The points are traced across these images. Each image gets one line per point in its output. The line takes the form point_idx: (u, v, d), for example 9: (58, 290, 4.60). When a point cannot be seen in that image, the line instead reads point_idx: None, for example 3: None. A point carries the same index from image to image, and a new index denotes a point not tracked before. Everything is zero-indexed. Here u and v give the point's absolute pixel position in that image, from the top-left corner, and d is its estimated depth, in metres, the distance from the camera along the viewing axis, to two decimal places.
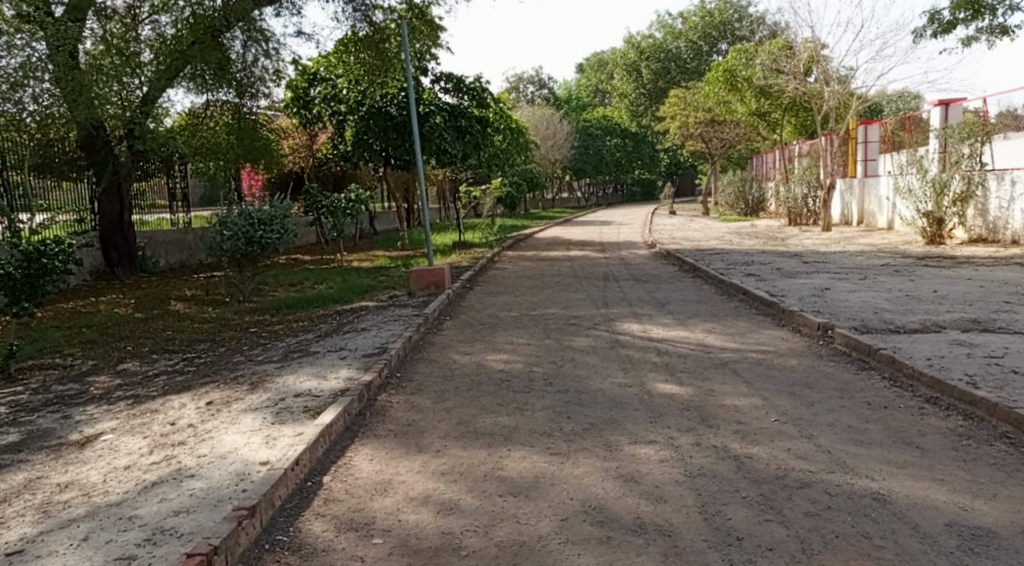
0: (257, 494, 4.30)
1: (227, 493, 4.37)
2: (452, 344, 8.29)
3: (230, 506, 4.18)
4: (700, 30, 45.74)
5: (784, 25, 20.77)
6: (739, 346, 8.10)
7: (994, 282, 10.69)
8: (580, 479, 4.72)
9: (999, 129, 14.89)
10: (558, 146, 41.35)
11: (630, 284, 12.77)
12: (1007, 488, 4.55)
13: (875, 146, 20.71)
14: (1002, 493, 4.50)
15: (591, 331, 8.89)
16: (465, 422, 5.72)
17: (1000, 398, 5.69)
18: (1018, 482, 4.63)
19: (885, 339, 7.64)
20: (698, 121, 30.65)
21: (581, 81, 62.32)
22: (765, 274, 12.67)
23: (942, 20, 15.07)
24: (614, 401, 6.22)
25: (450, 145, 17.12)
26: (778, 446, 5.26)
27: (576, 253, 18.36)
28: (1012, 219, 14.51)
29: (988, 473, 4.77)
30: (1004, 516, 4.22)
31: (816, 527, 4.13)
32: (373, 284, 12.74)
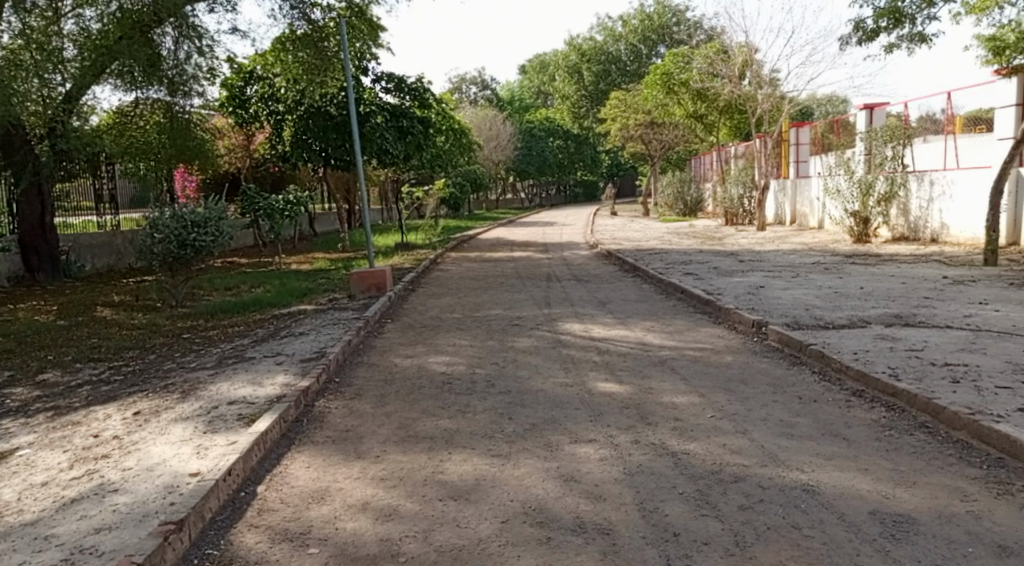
0: (185, 507, 4.23)
1: (152, 507, 4.29)
2: (393, 347, 8.26)
3: (155, 521, 4.12)
4: (640, 33, 46.26)
5: (719, 29, 21.12)
6: (677, 345, 8.24)
7: (916, 278, 11.10)
8: (520, 480, 4.76)
9: (920, 132, 15.47)
10: (501, 147, 41.53)
11: (572, 284, 12.90)
12: (926, 476, 4.74)
13: (806, 147, 21.44)
14: (921, 480, 4.69)
15: (533, 331, 8.95)
16: (405, 426, 5.70)
17: (920, 390, 5.91)
18: (938, 470, 4.82)
19: (815, 334, 7.88)
20: (638, 123, 31.13)
21: (524, 82, 62.50)
22: (702, 273, 12.89)
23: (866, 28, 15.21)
24: (555, 401, 6.29)
25: (391, 145, 16.99)
26: (713, 441, 5.38)
27: (519, 254, 18.43)
28: (930, 219, 15.07)
29: (909, 461, 4.96)
30: (923, 503, 4.40)
31: (749, 519, 4.25)
32: (312, 287, 12.61)
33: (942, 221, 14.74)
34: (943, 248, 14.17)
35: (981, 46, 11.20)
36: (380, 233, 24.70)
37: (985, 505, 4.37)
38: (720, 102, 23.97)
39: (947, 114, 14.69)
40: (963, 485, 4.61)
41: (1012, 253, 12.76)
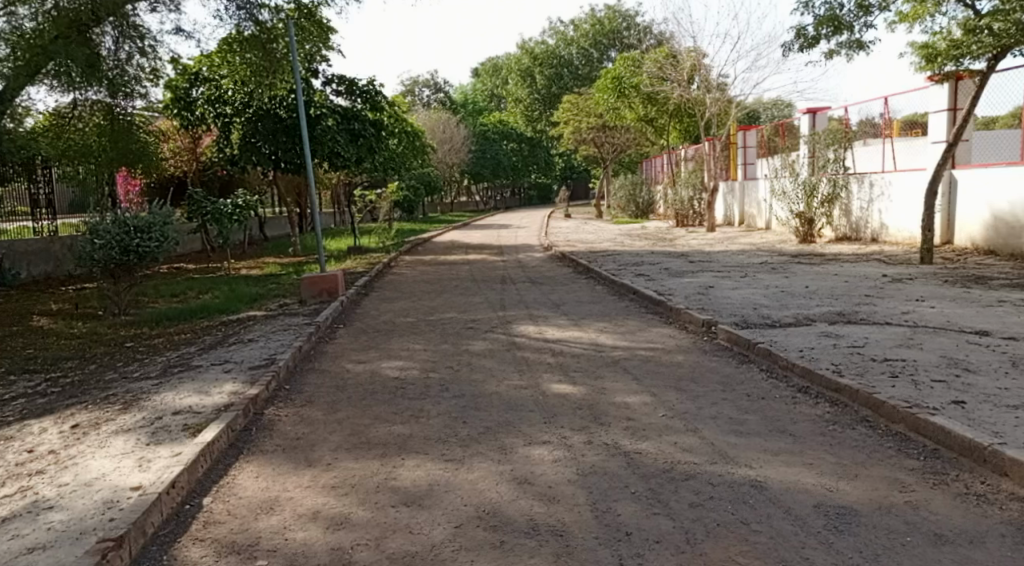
0: (126, 523, 4.14)
1: (91, 524, 4.20)
2: (345, 353, 8.20)
3: (95, 538, 4.03)
4: (591, 38, 46.61)
5: (668, 34, 21.36)
6: (629, 345, 8.32)
7: (858, 277, 11.38)
8: (473, 484, 4.77)
9: (860, 136, 15.83)
10: (455, 150, 41.45)
11: (526, 287, 12.94)
12: (868, 469, 4.87)
13: (753, 151, 21.98)
14: (863, 473, 4.81)
15: (488, 334, 8.96)
16: (358, 432, 5.66)
17: (862, 385, 6.07)
18: (879, 462, 4.95)
19: (763, 333, 8.03)
20: (590, 126, 31.38)
21: (477, 84, 62.49)
22: (653, 274, 13.04)
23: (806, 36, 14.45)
24: (509, 404, 6.30)
25: (343, 148, 16.87)
26: (664, 440, 5.45)
27: (474, 257, 18.42)
28: (871, 220, 15.44)
29: (852, 455, 5.09)
30: (865, 495, 4.52)
31: (700, 517, 4.31)
32: (262, 292, 12.44)
33: (882, 221, 15.10)
34: (883, 248, 14.48)
35: (915, 54, 11.51)
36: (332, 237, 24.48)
37: (923, 495, 4.50)
38: (669, 105, 24.27)
39: (885, 118, 15.03)
40: (902, 476, 4.75)
41: (947, 252, 13.13)
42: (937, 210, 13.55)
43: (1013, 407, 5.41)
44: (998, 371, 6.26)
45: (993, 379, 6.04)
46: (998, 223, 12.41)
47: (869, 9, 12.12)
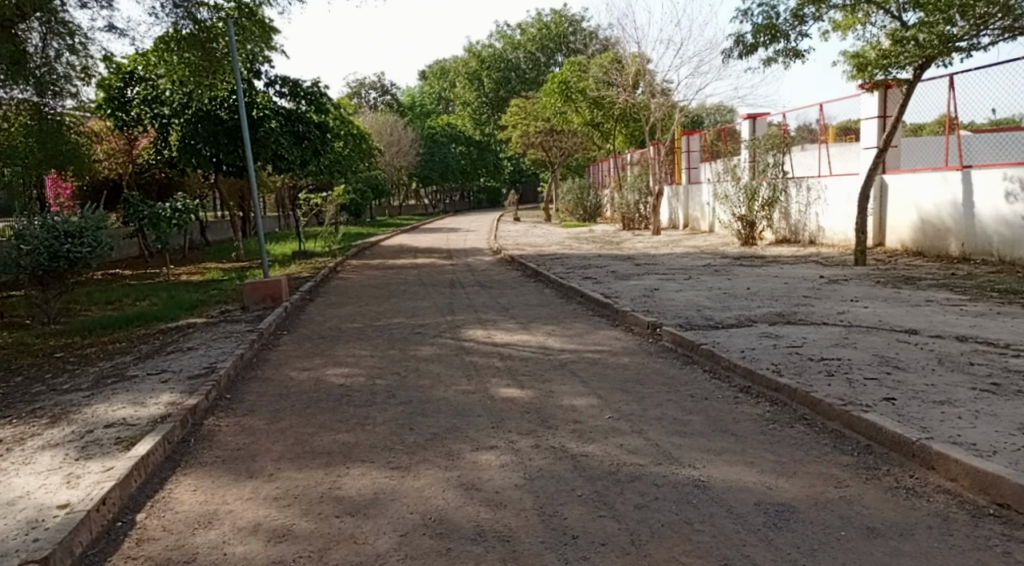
0: (53, 543, 4.02)
1: (16, 545, 4.06)
2: (289, 360, 8.08)
3: (19, 560, 3.90)
4: (538, 42, 46.82)
5: (614, 39, 21.52)
6: (576, 348, 8.37)
7: (796, 278, 11.63)
8: (419, 491, 4.74)
9: (798, 141, 16.20)
10: (402, 152, 41.19)
11: (474, 290, 12.93)
12: (806, 466, 4.98)
13: (696, 156, 22.23)
14: (801, 470, 4.92)
15: (436, 339, 8.92)
16: (301, 441, 5.59)
17: (800, 384, 6.20)
18: (816, 460, 5.07)
19: (706, 334, 8.15)
20: (538, 130, 31.52)
21: (424, 87, 62.24)
22: (600, 277, 13.13)
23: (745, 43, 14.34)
24: (457, 409, 6.28)
25: (287, 150, 16.58)
26: (610, 442, 5.49)
27: (423, 260, 18.34)
28: (809, 222, 15.81)
29: (790, 453, 5.20)
30: (803, 492, 4.62)
31: (644, 518, 4.36)
32: (203, 299, 12.19)
33: (819, 224, 15.48)
34: (819, 250, 14.83)
35: (848, 62, 11.79)
36: (276, 242, 24.10)
37: (856, 490, 4.62)
38: (615, 109, 24.49)
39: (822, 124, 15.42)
40: (838, 472, 4.87)
41: (879, 254, 13.53)
42: (869, 213, 13.96)
43: (940, 402, 5.59)
44: (926, 368, 6.46)
45: (923, 376, 6.24)
46: (925, 225, 12.84)
47: (803, 19, 12.43)
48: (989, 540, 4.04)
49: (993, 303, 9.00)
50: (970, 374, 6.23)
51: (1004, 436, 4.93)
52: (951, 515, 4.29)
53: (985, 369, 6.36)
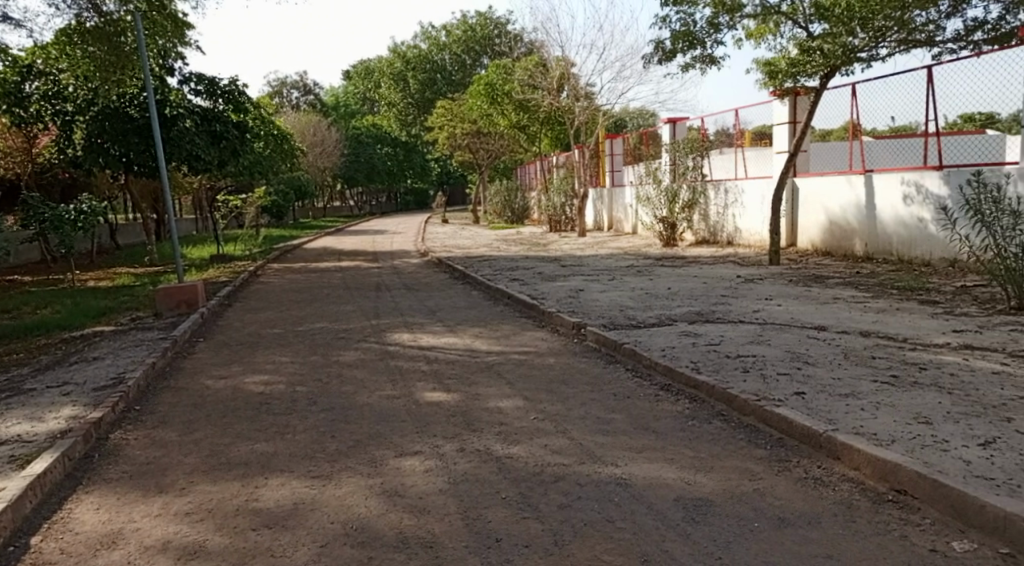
0: None
1: None
2: (204, 368, 7.83)
3: None
4: (463, 44, 46.81)
5: (538, 43, 21.64)
6: (503, 349, 8.36)
7: (715, 278, 11.90)
8: (340, 500, 4.64)
9: (717, 145, 16.59)
10: (326, 153, 40.58)
11: (400, 293, 12.81)
12: (723, 460, 5.08)
13: (620, 158, 22.67)
14: (719, 465, 5.01)
15: (359, 343, 8.79)
16: (216, 453, 5.42)
17: (717, 381, 6.33)
18: (731, 454, 5.17)
19: (629, 333, 8.24)
20: (464, 132, 31.49)
21: (348, 87, 61.44)
22: (527, 279, 13.17)
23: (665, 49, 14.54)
24: (381, 415, 6.20)
25: (203, 150, 16.09)
26: (535, 443, 5.50)
27: (347, 263, 18.09)
28: (726, 224, 16.22)
29: (708, 448, 5.30)
30: (720, 486, 4.71)
31: (567, 518, 4.36)
32: (112, 306, 11.72)
33: (736, 225, 15.90)
34: (736, 250, 15.23)
35: (759, 70, 12.10)
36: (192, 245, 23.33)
37: (770, 482, 4.74)
38: (540, 113, 24.67)
39: (737, 129, 15.82)
40: (752, 465, 4.98)
41: (791, 254, 13.93)
42: (782, 215, 14.40)
43: (846, 395, 5.78)
44: (833, 362, 6.68)
45: (830, 370, 6.45)
46: (832, 225, 13.29)
47: (719, 27, 12.70)
48: (889, 525, 4.17)
49: (895, 299, 9.36)
50: (873, 368, 6.46)
51: (902, 425, 5.12)
52: (854, 503, 4.43)
53: (886, 362, 6.62)
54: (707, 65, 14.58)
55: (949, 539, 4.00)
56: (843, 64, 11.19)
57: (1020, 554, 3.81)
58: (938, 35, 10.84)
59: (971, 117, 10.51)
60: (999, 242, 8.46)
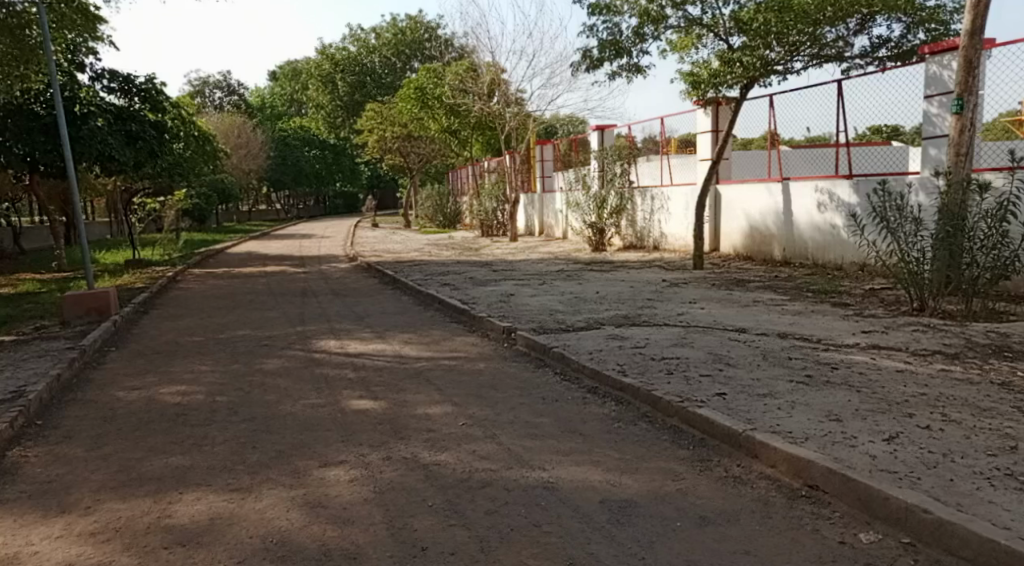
0: None
1: None
2: (116, 380, 7.53)
3: None
4: (393, 47, 46.47)
5: (469, 47, 21.61)
6: (432, 355, 8.28)
7: (642, 282, 12.06)
8: (260, 513, 4.51)
9: (644, 152, 16.74)
10: (251, 155, 39.72)
11: (327, 299, 12.60)
12: (648, 461, 5.12)
13: (550, 164, 22.86)
14: (644, 466, 5.06)
15: (284, 351, 8.59)
16: (127, 468, 5.20)
17: (642, 383, 6.39)
18: (656, 455, 5.22)
19: (557, 337, 8.27)
20: (394, 135, 31.25)
21: (274, 87, 60.29)
22: (458, 284, 13.10)
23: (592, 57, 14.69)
24: (305, 424, 6.06)
25: (119, 152, 15.41)
26: (463, 449, 5.45)
27: (273, 268, 17.72)
28: (653, 229, 16.50)
29: (633, 449, 5.33)
30: (645, 487, 4.74)
31: (494, 523, 4.33)
32: (15, 314, 11.18)
33: (662, 231, 16.18)
34: (661, 255, 15.49)
35: (683, 81, 12.31)
36: (104, 251, 22.38)
37: (692, 482, 4.79)
38: (471, 118, 24.66)
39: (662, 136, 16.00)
40: (675, 466, 5.03)
41: (713, 259, 14.21)
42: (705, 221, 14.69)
43: (764, 395, 5.90)
44: (752, 364, 6.82)
45: (750, 371, 6.58)
46: (753, 231, 13.61)
47: (644, 37, 12.88)
48: (802, 519, 4.27)
49: (810, 302, 9.63)
50: (789, 368, 6.63)
51: (815, 423, 5.25)
52: (770, 499, 4.51)
53: (801, 362, 6.79)
54: (633, 74, 14.80)
55: (856, 531, 4.12)
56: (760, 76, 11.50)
57: (920, 543, 3.95)
58: (847, 51, 11.31)
59: (879, 129, 10.95)
60: (902, 247, 8.71)
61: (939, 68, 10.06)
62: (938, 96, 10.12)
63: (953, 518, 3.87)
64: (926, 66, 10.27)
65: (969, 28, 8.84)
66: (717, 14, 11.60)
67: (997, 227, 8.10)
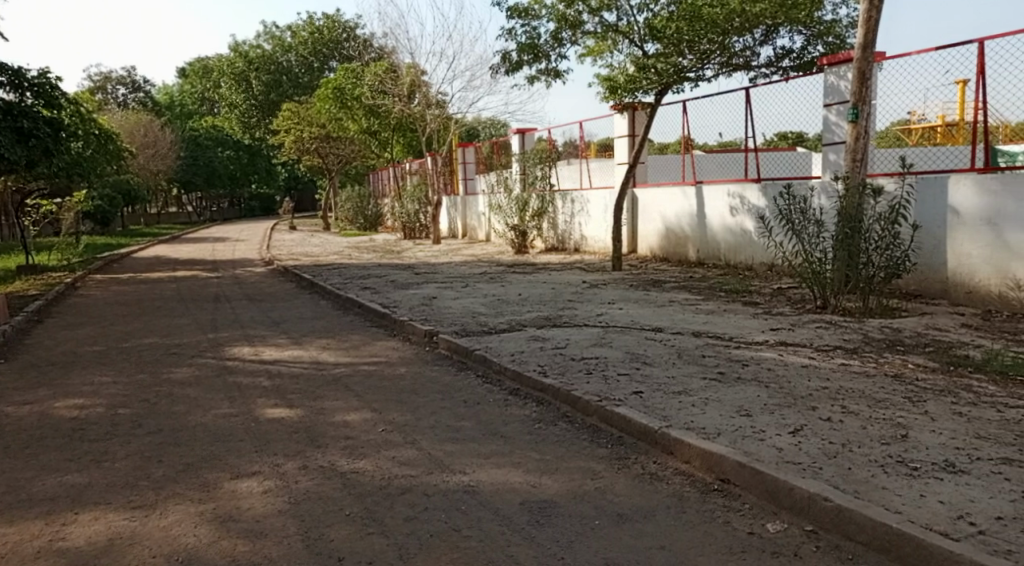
0: None
1: None
2: (8, 394, 7.14)
3: None
4: (310, 45, 45.72)
5: (388, 48, 21.39)
6: (351, 361, 8.14)
7: (562, 284, 12.15)
8: (166, 531, 4.34)
9: (565, 155, 16.91)
10: (159, 156, 38.41)
11: (242, 304, 12.27)
12: (567, 461, 5.14)
13: (472, 167, 22.85)
14: (563, 466, 5.07)
15: (194, 359, 8.31)
16: (19, 489, 4.93)
17: (562, 383, 6.42)
18: (576, 454, 5.25)
19: (478, 340, 8.24)
20: (312, 136, 30.73)
21: (183, 85, 58.45)
22: (379, 287, 12.95)
23: (508, 59, 14.68)
24: (216, 435, 5.87)
25: (10, 150, 14.63)
26: (383, 456, 5.36)
27: (184, 273, 17.15)
28: (573, 232, 16.66)
29: (553, 450, 5.35)
30: (565, 487, 4.75)
31: (413, 530, 4.27)
32: None
33: (582, 233, 16.35)
34: (582, 256, 15.66)
35: (600, 85, 12.44)
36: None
37: (610, 480, 4.83)
38: (391, 119, 24.45)
39: (581, 140, 16.18)
40: (594, 464, 5.07)
41: (631, 260, 14.43)
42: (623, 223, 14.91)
43: (677, 392, 6.01)
44: (668, 362, 6.94)
45: (666, 369, 6.69)
46: (668, 234, 13.91)
47: (561, 41, 12.96)
48: (714, 512, 4.35)
49: (723, 301, 9.87)
50: (702, 365, 6.76)
51: (726, 419, 5.37)
52: (685, 494, 4.59)
53: (714, 360, 6.95)
54: (551, 78, 14.87)
55: (764, 521, 4.22)
56: (674, 82, 11.84)
57: (822, 530, 4.07)
58: (755, 59, 11.61)
59: (784, 135, 11.33)
60: (805, 248, 9.02)
61: (837, 78, 10.48)
62: (836, 104, 10.51)
63: (850, 505, 4.01)
64: (825, 76, 10.68)
65: (861, 42, 9.18)
66: (632, 21, 11.78)
67: (890, 228, 8.48)
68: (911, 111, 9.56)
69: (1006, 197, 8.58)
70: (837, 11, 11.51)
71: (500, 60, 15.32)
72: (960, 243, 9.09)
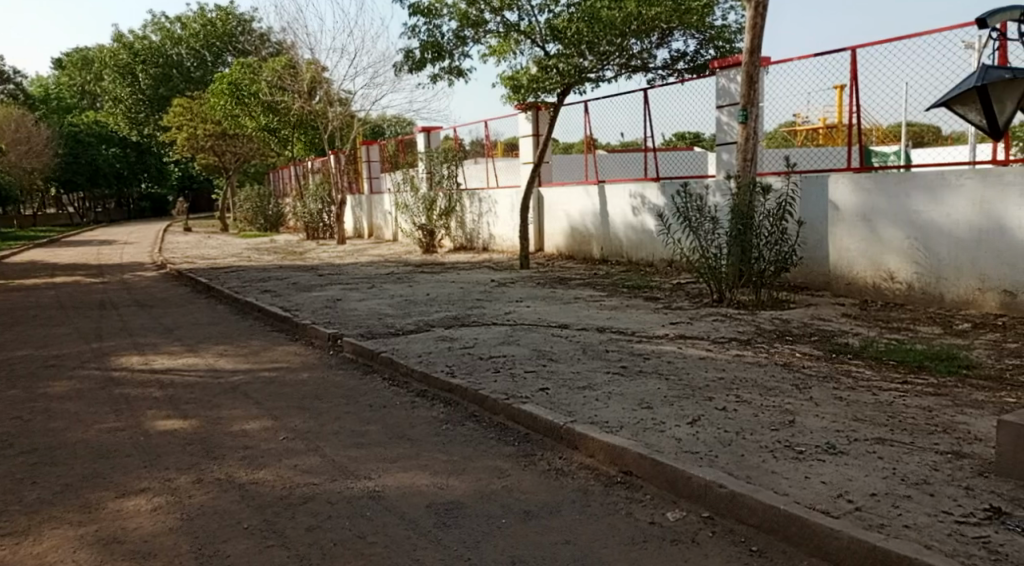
0: None
1: None
2: None
3: None
4: (202, 38, 43.88)
5: (288, 42, 20.81)
6: (250, 367, 7.84)
7: (470, 283, 12.07)
8: (43, 558, 4.04)
9: (471, 154, 16.84)
10: (34, 153, 36.23)
11: (132, 311, 11.67)
12: (474, 461, 5.07)
13: (377, 165, 22.52)
14: (470, 466, 5.00)
15: (76, 371, 7.83)
16: None
17: (469, 383, 6.34)
18: (482, 454, 5.18)
19: (384, 342, 8.08)
20: (207, 133, 29.68)
21: (60, 77, 55.28)
22: (280, 290, 12.55)
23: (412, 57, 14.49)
24: (100, 451, 5.53)
25: None
26: (284, 465, 5.16)
27: (66, 279, 16.20)
28: (482, 231, 16.61)
29: (460, 450, 5.26)
30: (471, 487, 4.68)
31: (315, 539, 4.12)
32: None
33: (490, 232, 16.31)
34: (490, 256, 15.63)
35: (503, 85, 12.39)
36: None
37: (517, 477, 4.79)
38: (291, 116, 23.81)
39: (487, 140, 16.14)
40: (501, 463, 5.01)
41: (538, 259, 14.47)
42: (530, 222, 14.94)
43: (581, 388, 6.02)
44: (573, 357, 6.97)
45: (571, 365, 6.71)
46: (573, 232, 14.02)
47: (464, 39, 12.87)
48: (617, 504, 4.36)
49: (625, 297, 9.99)
50: (606, 360, 6.81)
51: (627, 411, 5.41)
52: (589, 488, 4.58)
53: (617, 354, 7.02)
54: (455, 77, 14.76)
55: (664, 510, 4.25)
56: (575, 82, 11.89)
57: (718, 516, 4.12)
58: (653, 61, 11.81)
59: (682, 135, 11.59)
60: (702, 244, 9.22)
61: (728, 81, 10.78)
62: (727, 106, 10.81)
63: (743, 491, 4.07)
64: (716, 79, 10.96)
65: (748, 47, 9.46)
66: (533, 21, 11.81)
67: (779, 224, 8.81)
68: (796, 114, 9.93)
69: (878, 194, 8.99)
70: (726, 17, 11.86)
71: (404, 57, 15.11)
72: (840, 238, 9.47)
